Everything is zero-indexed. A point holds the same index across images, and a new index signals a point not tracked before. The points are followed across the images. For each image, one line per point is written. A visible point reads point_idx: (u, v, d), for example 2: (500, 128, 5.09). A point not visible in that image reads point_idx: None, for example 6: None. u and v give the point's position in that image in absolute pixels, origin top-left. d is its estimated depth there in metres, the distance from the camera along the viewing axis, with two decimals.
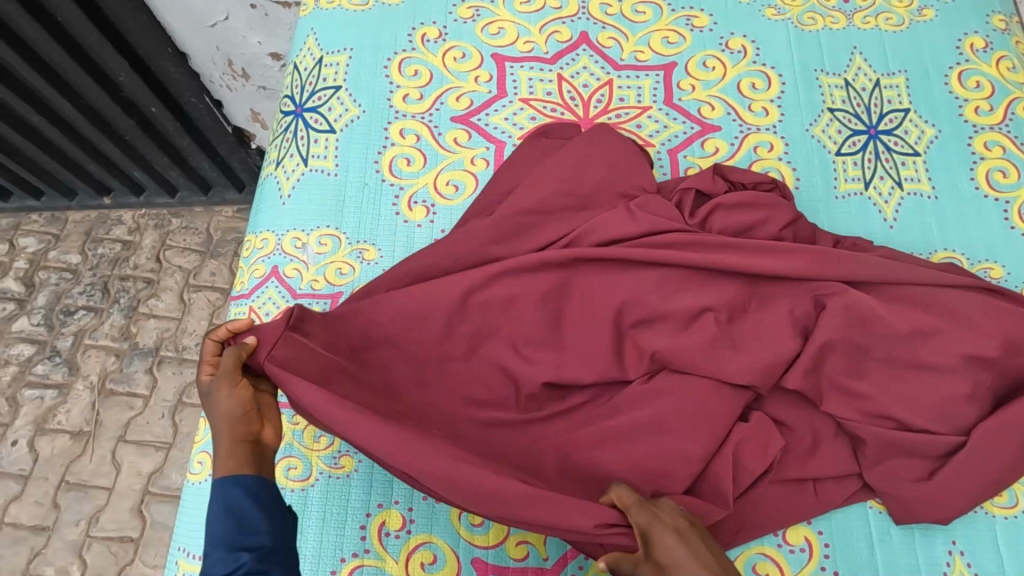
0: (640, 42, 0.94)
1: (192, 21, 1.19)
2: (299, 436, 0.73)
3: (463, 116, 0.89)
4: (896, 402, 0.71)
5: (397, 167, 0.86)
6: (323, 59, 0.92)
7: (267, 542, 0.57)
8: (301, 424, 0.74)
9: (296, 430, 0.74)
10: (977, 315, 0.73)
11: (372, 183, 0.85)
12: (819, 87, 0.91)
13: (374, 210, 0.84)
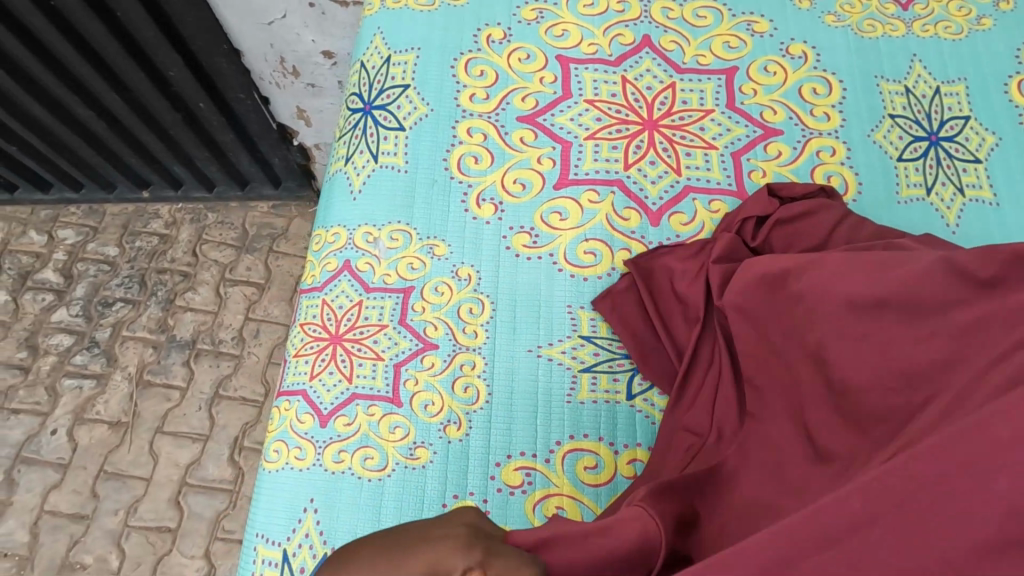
0: (701, 46, 0.95)
1: (250, 18, 1.21)
2: (375, 428, 0.75)
3: (530, 115, 0.90)
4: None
5: (465, 165, 0.87)
6: (391, 58, 0.94)
7: None
8: (376, 416, 0.75)
9: (372, 421, 0.75)
10: None
11: (441, 181, 0.87)
12: (879, 93, 0.92)
13: (444, 206, 0.85)
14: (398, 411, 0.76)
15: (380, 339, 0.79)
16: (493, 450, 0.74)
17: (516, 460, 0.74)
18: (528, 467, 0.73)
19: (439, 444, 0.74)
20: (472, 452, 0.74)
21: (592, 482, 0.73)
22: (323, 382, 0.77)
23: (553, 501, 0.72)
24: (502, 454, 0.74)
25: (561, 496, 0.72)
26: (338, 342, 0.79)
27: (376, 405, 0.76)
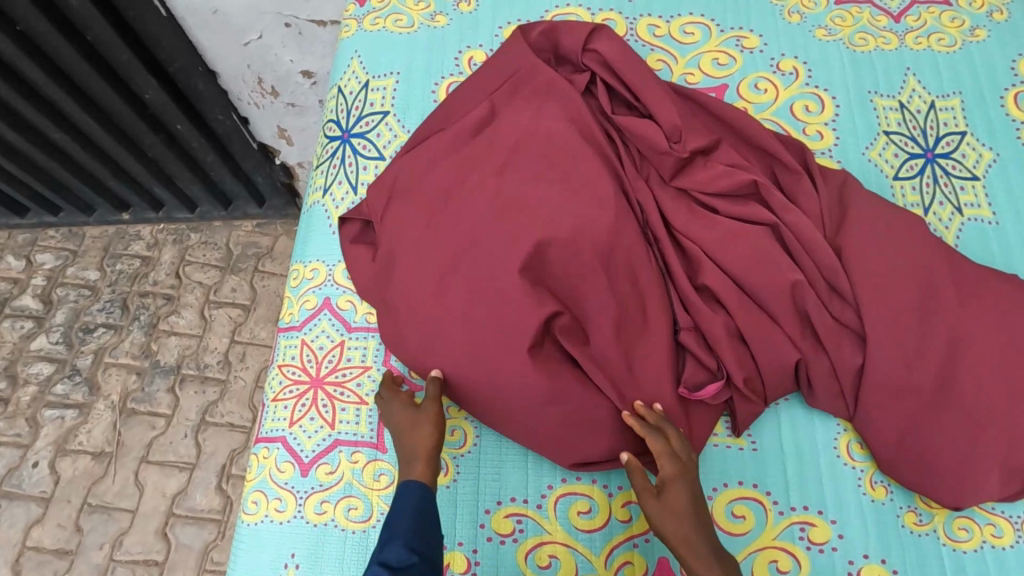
0: (690, 63, 0.93)
1: (226, 40, 1.17)
2: (358, 476, 0.71)
3: None
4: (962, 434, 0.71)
5: None
6: (369, 82, 0.90)
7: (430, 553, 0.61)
8: (359, 463, 0.72)
9: (355, 469, 0.72)
10: None
11: None
12: (873, 109, 0.90)
13: None
14: (383, 457, 0.72)
15: (363, 382, 0.75)
16: (482, 497, 0.71)
17: (506, 507, 0.71)
18: (518, 513, 0.70)
19: None
20: (461, 499, 0.71)
21: (586, 528, 0.70)
22: (303, 428, 0.74)
23: (545, 549, 0.69)
24: (491, 500, 0.70)
25: (554, 544, 0.69)
26: (318, 386, 0.76)
27: (360, 451, 0.72)
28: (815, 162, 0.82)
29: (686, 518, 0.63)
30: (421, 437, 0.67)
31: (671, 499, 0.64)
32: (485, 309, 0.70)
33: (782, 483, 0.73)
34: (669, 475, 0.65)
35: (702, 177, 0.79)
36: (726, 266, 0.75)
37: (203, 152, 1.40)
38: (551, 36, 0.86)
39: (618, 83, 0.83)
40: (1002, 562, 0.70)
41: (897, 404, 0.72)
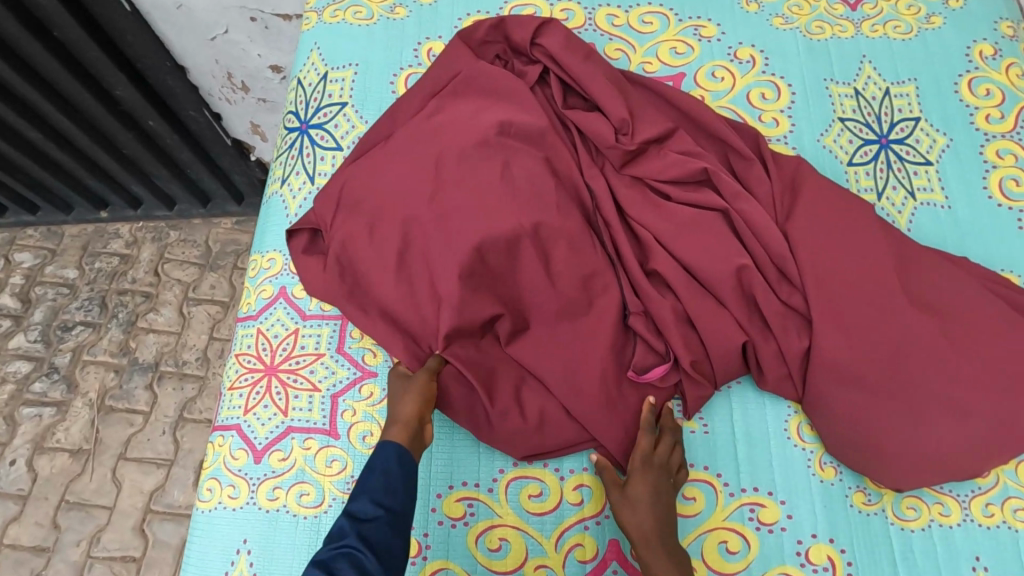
0: (648, 52, 0.93)
1: (193, 35, 1.18)
2: (310, 462, 0.72)
3: None
4: (910, 414, 0.71)
5: None
6: (328, 74, 0.90)
7: (396, 507, 0.62)
8: (312, 450, 0.72)
9: (307, 455, 0.72)
10: (990, 329, 0.73)
11: None
12: (829, 96, 0.90)
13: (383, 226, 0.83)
14: (335, 443, 0.73)
15: (316, 369, 0.76)
16: (434, 481, 0.71)
17: (458, 491, 0.71)
18: (470, 497, 0.71)
19: None
20: None
21: (537, 511, 0.70)
22: (257, 416, 0.74)
23: (496, 532, 0.70)
24: (443, 484, 0.71)
25: (504, 527, 0.70)
26: (272, 373, 0.76)
27: (312, 438, 0.73)
28: (768, 149, 0.82)
29: (641, 511, 0.66)
30: (406, 401, 0.68)
31: (631, 491, 0.68)
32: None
33: (733, 465, 0.73)
34: (636, 475, 0.69)
35: (654, 166, 0.80)
36: (677, 251, 0.76)
37: (177, 149, 1.40)
38: (502, 29, 0.87)
39: (570, 76, 0.84)
40: (948, 539, 0.70)
41: (846, 385, 0.72)
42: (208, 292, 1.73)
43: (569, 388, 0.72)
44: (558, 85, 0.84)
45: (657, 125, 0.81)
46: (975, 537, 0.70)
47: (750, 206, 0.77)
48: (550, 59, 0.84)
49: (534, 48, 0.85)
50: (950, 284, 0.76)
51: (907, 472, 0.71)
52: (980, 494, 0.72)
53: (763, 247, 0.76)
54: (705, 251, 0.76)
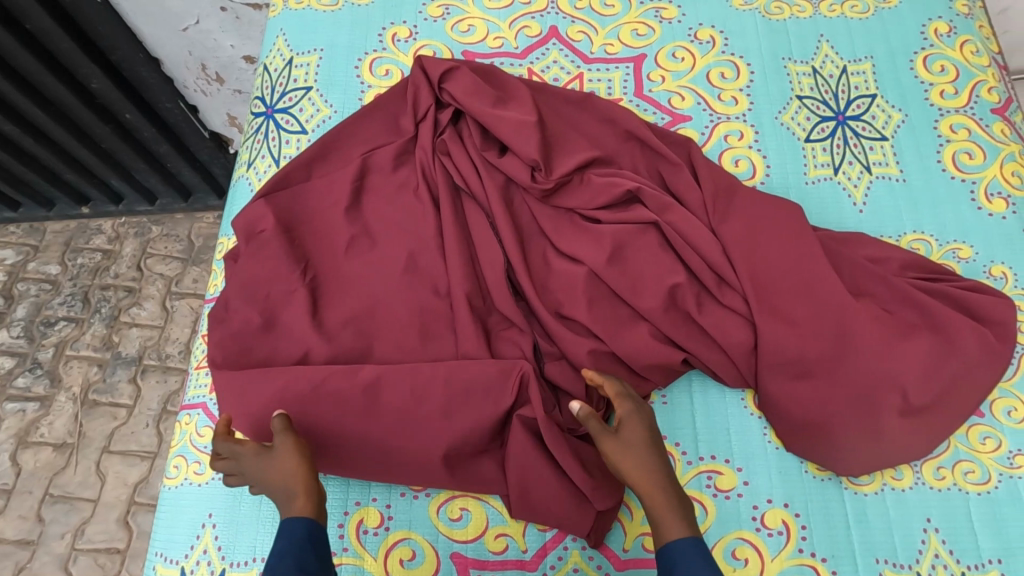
0: (610, 35, 0.94)
1: (165, 27, 1.17)
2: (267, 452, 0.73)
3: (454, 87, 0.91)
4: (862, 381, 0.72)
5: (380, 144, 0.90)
6: (293, 59, 0.91)
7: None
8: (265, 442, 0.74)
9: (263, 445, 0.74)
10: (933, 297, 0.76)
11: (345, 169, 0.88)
12: (787, 75, 0.92)
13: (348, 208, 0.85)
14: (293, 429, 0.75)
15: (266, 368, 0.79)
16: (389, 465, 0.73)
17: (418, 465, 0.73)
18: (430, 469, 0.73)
19: None
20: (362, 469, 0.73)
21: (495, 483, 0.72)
22: None
23: (457, 502, 0.71)
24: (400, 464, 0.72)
25: (466, 497, 0.71)
26: None
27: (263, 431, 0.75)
28: (698, 157, 0.83)
29: (645, 456, 0.62)
30: (281, 467, 0.63)
31: (628, 437, 0.63)
32: (395, 292, 0.79)
33: (691, 434, 0.75)
34: (624, 420, 0.65)
35: (581, 197, 0.81)
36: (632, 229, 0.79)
37: (155, 142, 1.41)
38: (415, 70, 0.87)
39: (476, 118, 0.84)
40: (900, 502, 0.72)
41: (797, 360, 0.74)
42: (191, 286, 1.74)
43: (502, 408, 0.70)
44: (471, 127, 0.85)
45: (577, 152, 0.83)
46: (926, 499, 0.72)
47: (680, 217, 0.78)
48: (457, 104, 0.85)
49: (440, 93, 0.86)
50: (895, 255, 0.79)
51: (865, 438, 0.71)
52: (931, 458, 0.74)
53: (697, 256, 0.77)
54: (656, 233, 0.79)
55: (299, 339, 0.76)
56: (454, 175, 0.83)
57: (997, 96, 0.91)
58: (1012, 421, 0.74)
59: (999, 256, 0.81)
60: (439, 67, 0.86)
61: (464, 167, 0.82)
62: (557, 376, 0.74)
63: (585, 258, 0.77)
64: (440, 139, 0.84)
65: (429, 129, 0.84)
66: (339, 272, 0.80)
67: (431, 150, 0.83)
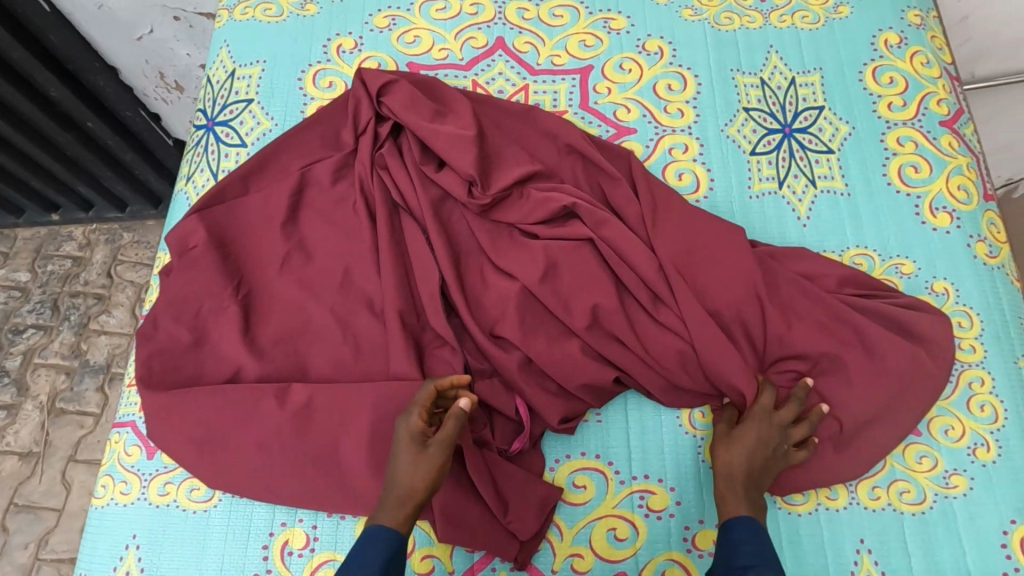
0: (557, 46, 0.93)
1: (117, 36, 1.17)
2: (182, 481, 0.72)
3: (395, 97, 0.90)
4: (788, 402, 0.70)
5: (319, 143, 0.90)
6: (235, 71, 0.90)
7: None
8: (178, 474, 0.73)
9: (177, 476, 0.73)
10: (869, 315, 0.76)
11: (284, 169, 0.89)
12: (734, 86, 0.91)
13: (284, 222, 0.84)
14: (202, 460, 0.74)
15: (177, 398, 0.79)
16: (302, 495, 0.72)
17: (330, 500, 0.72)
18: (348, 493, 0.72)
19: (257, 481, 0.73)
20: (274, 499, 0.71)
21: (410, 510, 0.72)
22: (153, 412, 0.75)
23: None
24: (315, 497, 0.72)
25: None
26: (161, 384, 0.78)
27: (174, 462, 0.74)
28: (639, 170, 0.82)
29: (740, 457, 0.67)
30: (408, 470, 0.63)
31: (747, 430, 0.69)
32: (330, 309, 0.78)
33: (624, 453, 0.74)
34: (758, 421, 0.69)
35: (519, 212, 0.80)
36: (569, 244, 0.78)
37: (118, 150, 1.38)
38: (357, 82, 0.86)
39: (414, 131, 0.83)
40: (834, 522, 0.72)
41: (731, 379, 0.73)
42: None
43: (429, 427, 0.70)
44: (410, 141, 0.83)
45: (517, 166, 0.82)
46: (859, 519, 0.71)
47: (616, 233, 0.77)
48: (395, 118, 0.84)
49: (380, 107, 0.85)
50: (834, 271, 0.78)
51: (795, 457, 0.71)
52: (867, 477, 0.73)
53: (633, 272, 0.76)
54: (593, 248, 0.78)
55: (231, 357, 0.76)
56: (391, 191, 0.82)
57: (946, 108, 0.90)
58: (950, 440, 0.73)
59: (941, 271, 0.81)
60: (379, 79, 0.85)
61: (401, 184, 0.82)
62: (486, 395, 0.73)
63: (520, 275, 0.76)
64: (379, 155, 0.83)
65: (368, 143, 0.83)
66: (274, 289, 0.79)
67: (369, 164, 0.83)
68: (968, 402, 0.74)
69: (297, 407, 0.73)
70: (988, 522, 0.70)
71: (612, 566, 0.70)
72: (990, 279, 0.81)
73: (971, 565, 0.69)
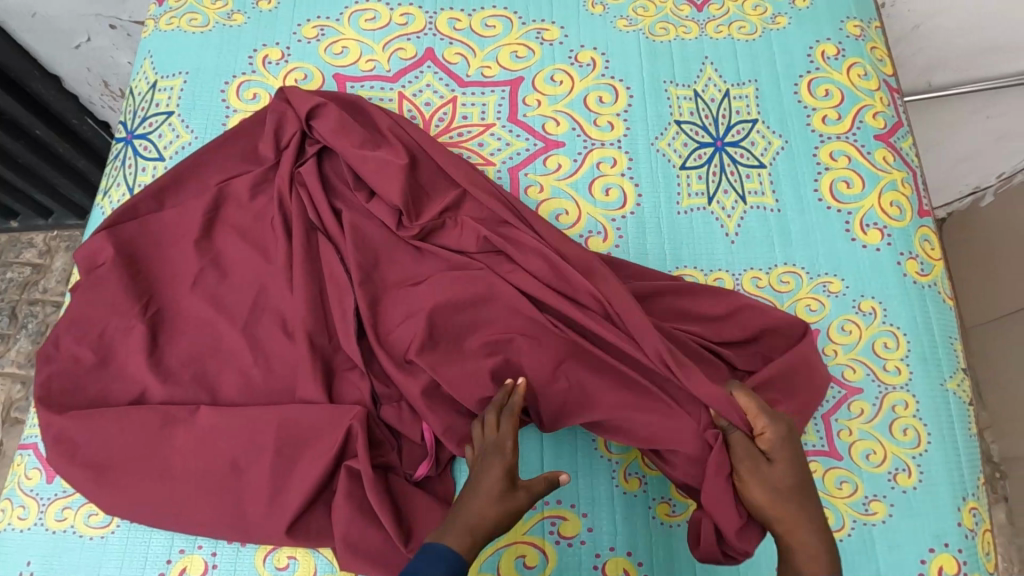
0: (487, 57, 0.91)
1: (55, 44, 1.16)
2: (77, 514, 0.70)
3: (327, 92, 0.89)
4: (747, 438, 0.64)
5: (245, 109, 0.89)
6: (157, 83, 0.89)
7: None
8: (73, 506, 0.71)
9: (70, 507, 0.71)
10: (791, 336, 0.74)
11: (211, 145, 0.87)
12: (666, 99, 0.89)
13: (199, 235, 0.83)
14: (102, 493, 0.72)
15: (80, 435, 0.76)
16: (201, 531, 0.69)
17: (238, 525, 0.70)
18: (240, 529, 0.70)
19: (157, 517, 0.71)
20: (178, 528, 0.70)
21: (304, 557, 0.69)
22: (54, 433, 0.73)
23: (285, 550, 0.69)
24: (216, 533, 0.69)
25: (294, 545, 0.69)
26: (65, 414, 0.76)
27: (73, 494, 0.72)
28: None
29: (787, 491, 0.62)
30: (486, 491, 0.60)
31: (777, 457, 0.64)
32: (240, 328, 0.77)
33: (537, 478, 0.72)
34: (777, 443, 0.64)
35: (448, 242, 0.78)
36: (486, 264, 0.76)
37: (71, 159, 1.31)
38: (286, 100, 0.84)
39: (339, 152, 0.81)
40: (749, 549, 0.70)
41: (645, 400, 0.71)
42: None
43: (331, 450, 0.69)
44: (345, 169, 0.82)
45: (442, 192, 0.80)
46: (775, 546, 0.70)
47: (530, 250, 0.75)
48: (324, 142, 0.82)
49: (310, 128, 0.83)
50: None
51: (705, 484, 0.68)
52: None
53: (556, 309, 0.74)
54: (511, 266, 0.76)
55: (138, 377, 0.74)
56: (309, 210, 0.80)
57: (882, 122, 0.88)
58: (870, 465, 0.71)
59: (869, 290, 0.79)
60: (304, 97, 0.83)
61: (319, 202, 0.80)
62: (392, 420, 0.73)
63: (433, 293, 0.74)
64: (298, 172, 0.82)
65: (289, 159, 0.82)
66: (184, 308, 0.78)
67: (288, 183, 0.81)
68: (890, 425, 0.73)
69: (199, 430, 0.71)
70: (906, 549, 0.69)
71: None
72: (919, 298, 0.79)
73: None
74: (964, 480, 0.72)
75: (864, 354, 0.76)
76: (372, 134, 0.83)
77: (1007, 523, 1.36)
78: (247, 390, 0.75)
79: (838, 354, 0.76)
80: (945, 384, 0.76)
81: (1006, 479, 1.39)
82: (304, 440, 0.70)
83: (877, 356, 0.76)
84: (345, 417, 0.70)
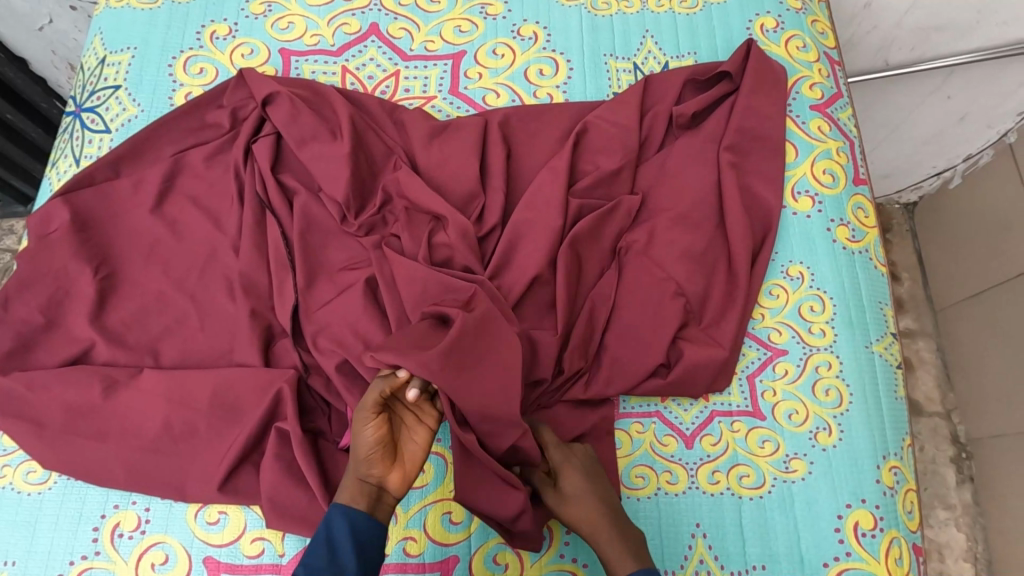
0: (431, 31, 0.93)
1: (18, 27, 1.18)
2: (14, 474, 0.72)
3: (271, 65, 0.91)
4: (721, 318, 0.76)
5: (189, 71, 0.90)
6: (106, 58, 0.91)
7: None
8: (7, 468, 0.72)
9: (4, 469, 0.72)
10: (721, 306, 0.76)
11: (156, 111, 0.88)
12: (606, 71, 0.91)
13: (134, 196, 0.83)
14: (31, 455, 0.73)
15: None
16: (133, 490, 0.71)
17: (158, 498, 0.70)
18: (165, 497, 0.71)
19: (79, 483, 0.71)
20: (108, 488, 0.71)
21: (217, 541, 0.69)
22: None
23: (215, 506, 0.70)
24: (147, 494, 0.71)
25: (225, 502, 0.70)
26: None
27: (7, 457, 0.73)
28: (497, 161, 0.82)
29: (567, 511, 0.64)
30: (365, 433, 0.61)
31: (568, 488, 0.64)
32: (179, 293, 0.78)
33: None
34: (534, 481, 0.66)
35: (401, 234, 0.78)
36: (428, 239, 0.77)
37: (46, 144, 1.32)
38: (245, 85, 0.85)
39: (285, 127, 0.82)
40: (672, 507, 0.70)
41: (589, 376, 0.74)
42: None
43: (264, 408, 0.71)
44: (294, 156, 0.84)
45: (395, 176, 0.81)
46: (698, 504, 0.70)
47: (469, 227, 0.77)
48: (278, 130, 0.83)
49: (265, 110, 0.83)
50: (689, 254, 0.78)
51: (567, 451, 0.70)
52: (707, 462, 0.72)
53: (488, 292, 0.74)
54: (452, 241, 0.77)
55: (78, 338, 0.76)
56: (257, 185, 0.81)
57: (820, 93, 0.89)
58: (793, 424, 0.73)
59: (798, 256, 0.80)
60: (260, 77, 0.84)
61: (269, 175, 0.81)
62: (323, 390, 0.74)
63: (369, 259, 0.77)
64: (252, 146, 0.83)
65: (248, 129, 0.83)
66: (124, 274, 0.79)
67: (240, 156, 0.82)
68: (813, 386, 0.74)
69: (133, 390, 0.73)
70: (824, 506, 0.70)
71: (445, 549, 0.69)
72: (849, 263, 0.80)
73: (803, 550, 0.69)
74: (886, 440, 0.73)
75: (790, 317, 0.77)
76: (325, 111, 0.84)
77: (973, 503, 1.29)
78: (184, 352, 0.76)
79: (765, 318, 0.78)
80: (871, 346, 0.77)
81: (971, 459, 1.32)
82: (237, 400, 0.72)
83: (803, 320, 0.77)
84: (277, 379, 0.72)
